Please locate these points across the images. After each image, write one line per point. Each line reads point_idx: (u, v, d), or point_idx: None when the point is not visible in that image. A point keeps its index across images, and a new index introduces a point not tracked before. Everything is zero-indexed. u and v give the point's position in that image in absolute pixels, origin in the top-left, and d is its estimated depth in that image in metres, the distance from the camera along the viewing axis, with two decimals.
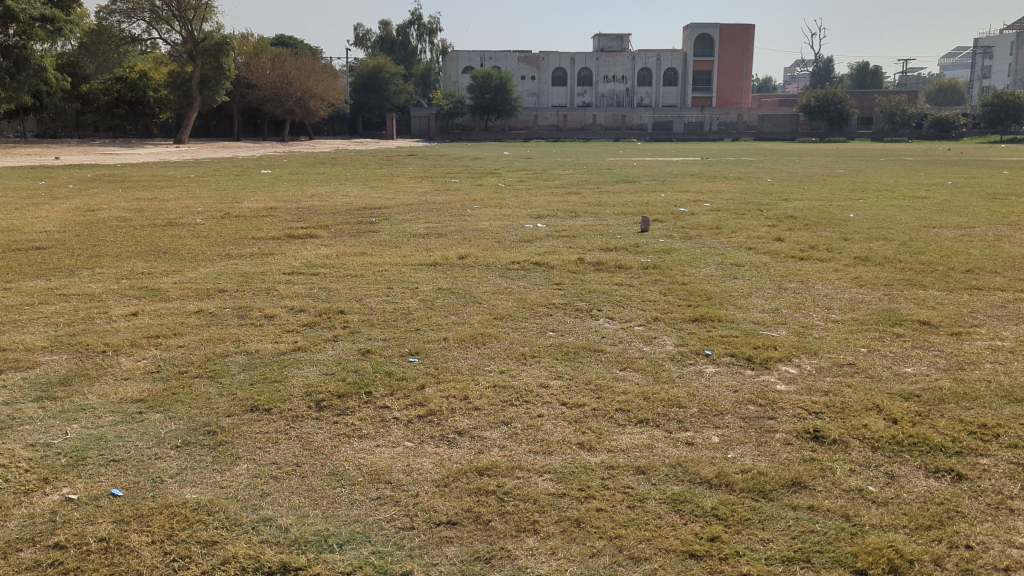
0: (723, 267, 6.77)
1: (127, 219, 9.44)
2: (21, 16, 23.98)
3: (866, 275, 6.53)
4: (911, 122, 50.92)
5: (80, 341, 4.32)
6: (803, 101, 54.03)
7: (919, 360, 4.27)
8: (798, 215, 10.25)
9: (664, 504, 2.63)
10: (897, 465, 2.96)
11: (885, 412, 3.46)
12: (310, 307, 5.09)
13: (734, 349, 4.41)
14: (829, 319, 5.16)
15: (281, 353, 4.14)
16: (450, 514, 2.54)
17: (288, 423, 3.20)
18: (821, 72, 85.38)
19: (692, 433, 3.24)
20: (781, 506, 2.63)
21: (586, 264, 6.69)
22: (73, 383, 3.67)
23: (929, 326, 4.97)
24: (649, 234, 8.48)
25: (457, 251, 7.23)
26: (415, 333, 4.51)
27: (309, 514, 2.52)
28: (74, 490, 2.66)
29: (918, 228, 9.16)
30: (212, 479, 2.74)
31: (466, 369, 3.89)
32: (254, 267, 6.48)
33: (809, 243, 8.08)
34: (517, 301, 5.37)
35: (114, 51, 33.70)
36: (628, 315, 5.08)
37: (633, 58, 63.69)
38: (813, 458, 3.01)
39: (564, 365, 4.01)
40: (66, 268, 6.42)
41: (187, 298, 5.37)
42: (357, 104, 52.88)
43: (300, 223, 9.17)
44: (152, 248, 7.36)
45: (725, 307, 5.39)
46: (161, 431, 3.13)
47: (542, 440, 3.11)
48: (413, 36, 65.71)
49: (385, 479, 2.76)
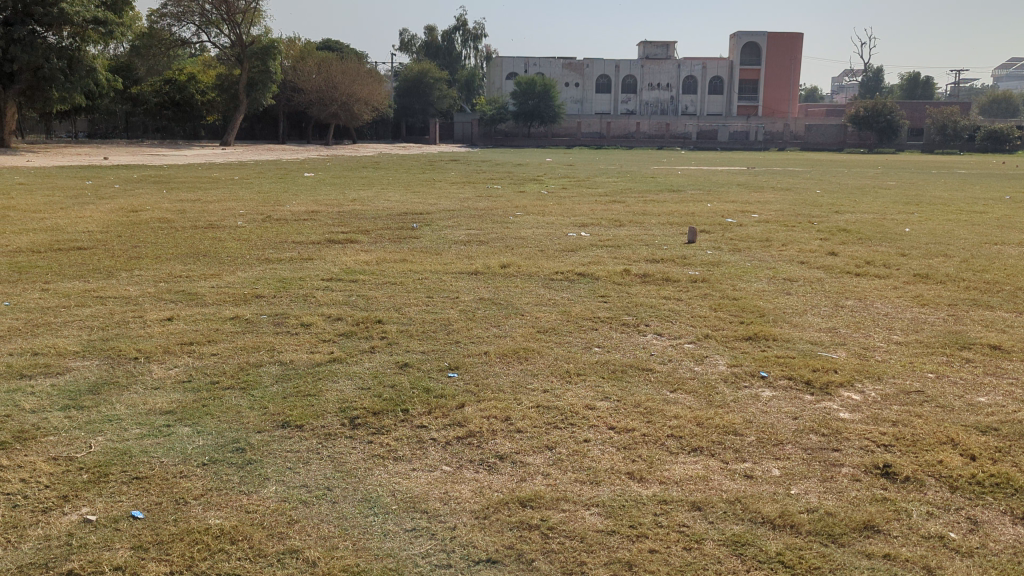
0: (775, 283, 6.49)
1: (170, 220, 9.41)
2: (74, 19, 24.30)
3: (927, 293, 6.24)
4: (963, 134, 49.71)
5: (112, 347, 4.21)
6: (852, 110, 53.03)
7: (993, 389, 3.97)
8: (851, 228, 9.94)
9: (723, 547, 2.41)
10: (979, 509, 2.71)
11: (961, 448, 3.19)
12: (348, 316, 4.93)
13: (791, 371, 4.15)
14: (891, 340, 4.87)
15: (315, 364, 3.99)
16: (490, 551, 2.34)
17: (321, 442, 3.03)
18: (871, 79, 83.52)
19: (750, 465, 3.01)
20: (853, 553, 2.41)
21: (632, 276, 6.45)
22: (102, 391, 3.54)
23: (1001, 351, 4.66)
24: (696, 246, 8.22)
25: (499, 259, 7.05)
26: (454, 346, 4.33)
27: (339, 546, 2.34)
28: (93, 510, 2.52)
29: (978, 244, 8.77)
30: (237, 503, 2.57)
31: (508, 387, 3.69)
32: (293, 272, 6.36)
33: (865, 258, 7.76)
34: (561, 313, 5.16)
35: (164, 54, 34.06)
36: (677, 332, 4.84)
37: (678, 66, 63.17)
38: (885, 498, 2.77)
39: (610, 386, 3.79)
40: (106, 270, 6.36)
41: (223, 303, 5.25)
42: (401, 108, 53.12)
43: (341, 227, 9.08)
44: (191, 251, 7.28)
45: (779, 325, 5.13)
46: (188, 447, 2.98)
47: (588, 468, 2.90)
48: (459, 42, 65.98)
49: (421, 507, 2.57)
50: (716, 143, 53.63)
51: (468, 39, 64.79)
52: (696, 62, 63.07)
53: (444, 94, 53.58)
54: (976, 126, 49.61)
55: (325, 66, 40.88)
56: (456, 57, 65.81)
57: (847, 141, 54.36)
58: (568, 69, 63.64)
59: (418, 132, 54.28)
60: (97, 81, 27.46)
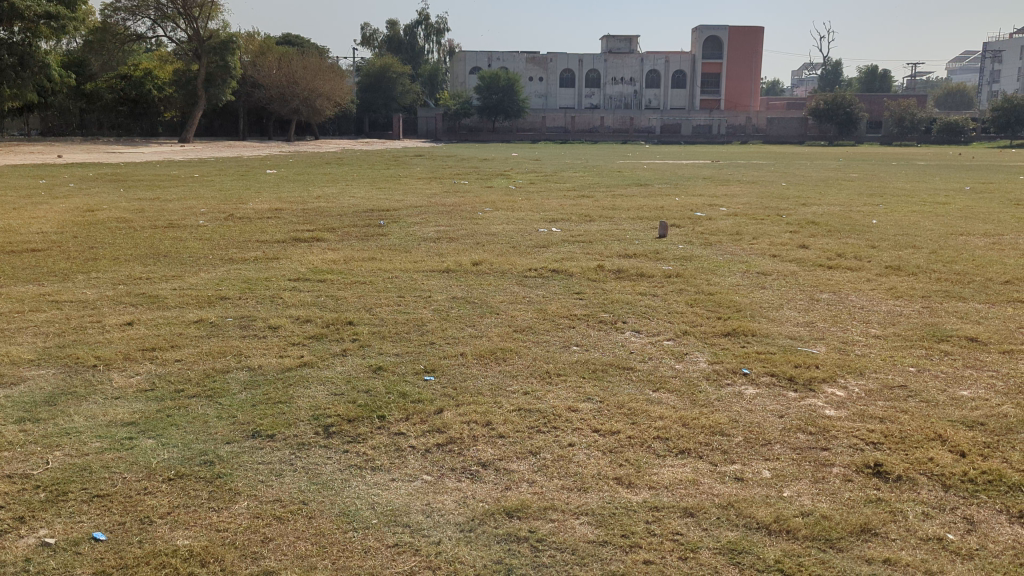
0: (749, 276, 6.45)
1: (128, 220, 9.14)
2: (25, 13, 23.59)
3: (901, 285, 6.21)
4: (920, 126, 50.45)
5: (69, 354, 4.01)
6: (812, 103, 53.50)
7: (975, 382, 3.93)
8: (819, 221, 9.94)
9: (720, 556, 2.32)
10: (973, 508, 2.65)
11: (950, 444, 3.13)
12: (317, 318, 4.77)
13: (774, 368, 4.08)
14: (869, 334, 4.83)
15: (285, 369, 3.83)
16: (477, 567, 2.23)
17: (295, 453, 2.89)
18: (830, 71, 84.13)
19: (740, 467, 2.92)
20: (853, 559, 2.33)
21: (606, 272, 6.36)
22: (60, 402, 3.36)
23: (977, 343, 4.64)
24: (667, 240, 8.12)
25: (470, 256, 6.91)
26: (429, 348, 4.19)
27: (317, 567, 2.21)
28: (53, 532, 2.36)
29: (945, 235, 8.81)
30: (207, 521, 2.43)
31: (487, 390, 3.58)
32: (258, 272, 6.18)
33: (836, 251, 7.75)
34: (537, 312, 5.05)
35: (119, 49, 33.24)
36: (655, 329, 4.76)
37: (642, 60, 63.31)
38: (879, 499, 2.70)
39: (591, 386, 3.69)
40: (61, 272, 6.12)
41: (186, 306, 5.06)
42: (363, 103, 52.46)
43: (306, 225, 8.89)
44: (151, 251, 7.06)
45: (756, 320, 5.07)
46: (152, 460, 2.82)
47: (575, 474, 2.80)
48: (422, 36, 65.46)
49: (402, 521, 2.45)
50: (681, 137, 53.86)
51: (431, 33, 64.40)
52: (659, 56, 63.28)
53: (406, 89, 52.97)
54: (933, 118, 50.35)
55: (286, 61, 40.25)
56: (419, 51, 65.31)
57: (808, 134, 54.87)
58: (531, 63, 63.34)
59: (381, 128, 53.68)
60: (50, 77, 26.78)
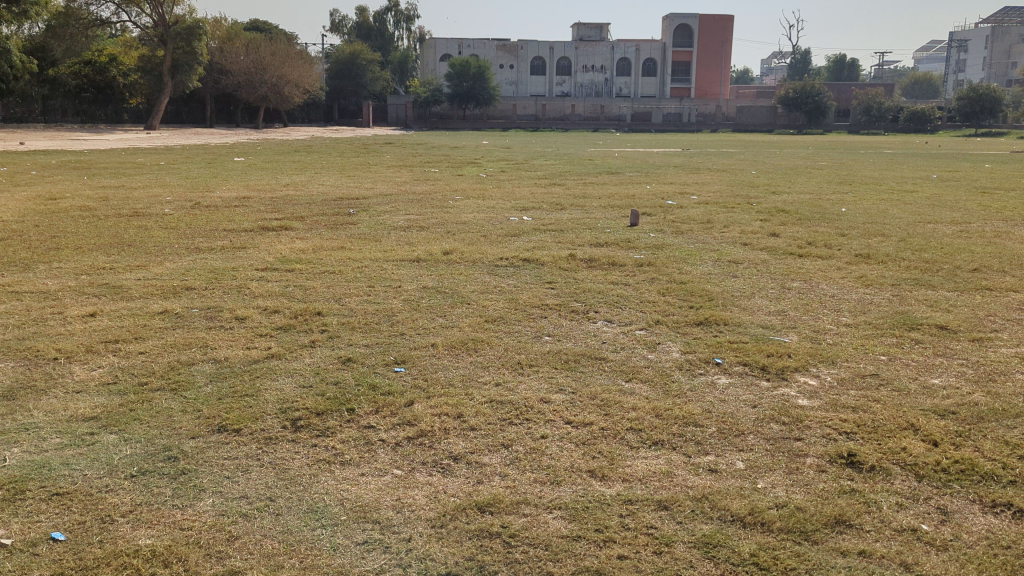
0: (720, 265, 6.44)
1: (92, 207, 9.00)
2: None
3: (870, 274, 6.23)
4: (887, 115, 50.97)
5: (28, 347, 3.90)
6: (781, 92, 53.78)
7: (945, 370, 3.95)
8: (788, 209, 9.98)
9: (695, 549, 2.30)
10: (948, 498, 2.64)
11: (922, 433, 3.14)
12: (286, 308, 4.70)
13: (746, 357, 4.07)
14: (840, 323, 4.84)
15: (252, 361, 3.75)
16: (449, 564, 2.19)
17: (261, 448, 2.83)
18: (799, 61, 84.73)
19: (714, 458, 2.90)
20: (827, 551, 2.32)
21: (577, 261, 6.33)
22: (18, 396, 3.26)
23: (946, 331, 4.67)
24: (639, 229, 8.11)
25: (441, 245, 6.82)
26: (399, 338, 4.13)
27: (284, 565, 2.16)
28: (9, 533, 2.27)
29: (913, 223, 8.88)
30: (172, 519, 2.36)
31: (458, 381, 3.52)
32: (224, 262, 6.06)
33: (806, 239, 7.76)
34: (509, 301, 5.01)
35: (82, 34, 32.53)
36: (627, 318, 4.74)
37: (613, 48, 63.26)
38: (853, 489, 2.69)
39: (564, 376, 3.66)
40: (21, 262, 5.97)
41: (150, 297, 4.94)
42: (333, 91, 51.88)
43: (274, 213, 8.75)
44: (115, 240, 6.92)
45: (728, 309, 5.07)
46: (114, 457, 2.74)
47: (547, 467, 2.76)
48: (392, 22, 64.84)
49: (372, 518, 2.39)
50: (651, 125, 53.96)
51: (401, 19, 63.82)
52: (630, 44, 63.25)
53: (376, 76, 52.40)
54: (900, 107, 50.86)
55: (253, 48, 39.65)
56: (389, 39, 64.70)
57: (778, 122, 55.17)
58: (502, 50, 62.96)
59: (351, 115, 53.17)
60: (10, 62, 26.16)
